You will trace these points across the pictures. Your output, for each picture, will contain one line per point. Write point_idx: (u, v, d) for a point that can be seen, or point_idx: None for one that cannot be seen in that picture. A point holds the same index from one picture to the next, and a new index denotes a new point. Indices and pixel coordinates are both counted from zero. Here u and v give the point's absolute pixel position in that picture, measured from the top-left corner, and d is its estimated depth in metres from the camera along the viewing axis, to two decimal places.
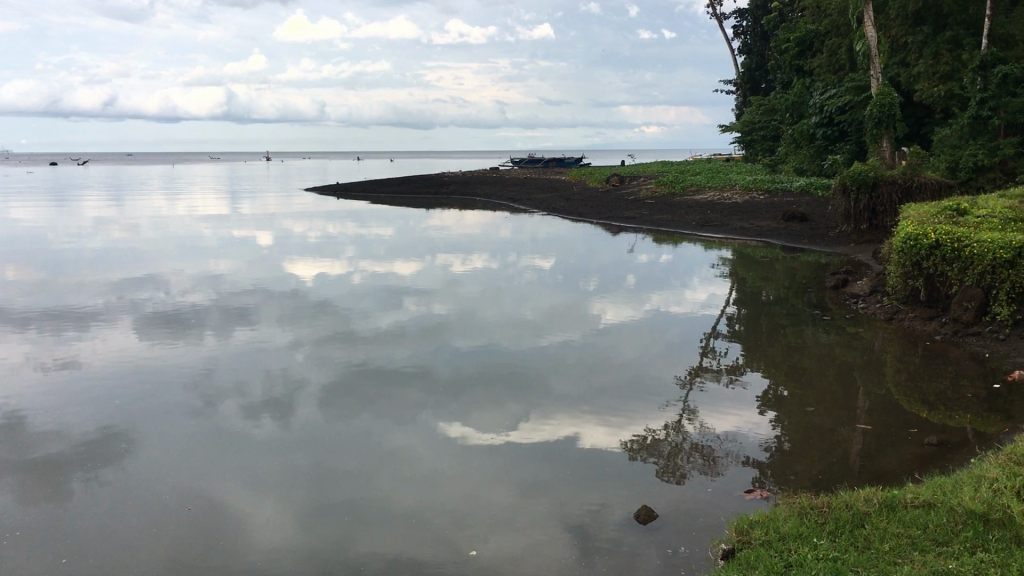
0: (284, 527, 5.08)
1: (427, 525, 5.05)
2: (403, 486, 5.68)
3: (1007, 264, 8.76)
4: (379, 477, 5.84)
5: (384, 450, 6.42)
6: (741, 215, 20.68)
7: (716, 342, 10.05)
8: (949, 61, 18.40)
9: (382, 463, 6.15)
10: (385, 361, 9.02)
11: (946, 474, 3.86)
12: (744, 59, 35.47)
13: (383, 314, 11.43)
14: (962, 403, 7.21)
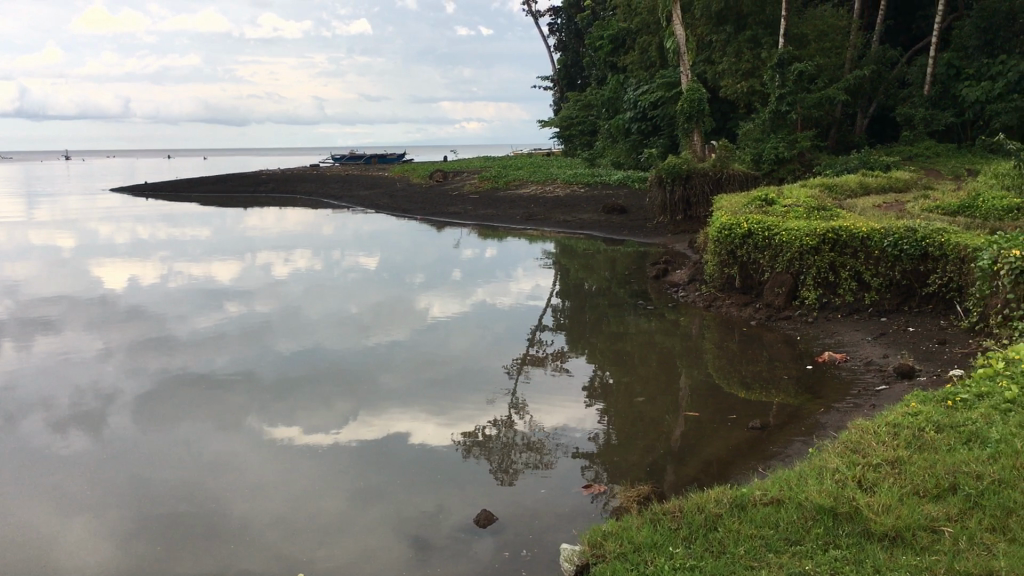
0: (99, 548, 4.67)
1: (256, 537, 4.77)
2: (230, 497, 5.34)
3: (813, 249, 9.37)
4: (203, 489, 5.48)
5: (208, 459, 6.04)
6: (562, 208, 21.07)
7: (543, 333, 10.12)
8: (750, 58, 19.38)
9: (204, 473, 5.77)
10: (203, 366, 8.55)
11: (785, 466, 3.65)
12: (560, 56, 36.22)
13: (200, 317, 10.89)
14: (778, 384, 7.54)
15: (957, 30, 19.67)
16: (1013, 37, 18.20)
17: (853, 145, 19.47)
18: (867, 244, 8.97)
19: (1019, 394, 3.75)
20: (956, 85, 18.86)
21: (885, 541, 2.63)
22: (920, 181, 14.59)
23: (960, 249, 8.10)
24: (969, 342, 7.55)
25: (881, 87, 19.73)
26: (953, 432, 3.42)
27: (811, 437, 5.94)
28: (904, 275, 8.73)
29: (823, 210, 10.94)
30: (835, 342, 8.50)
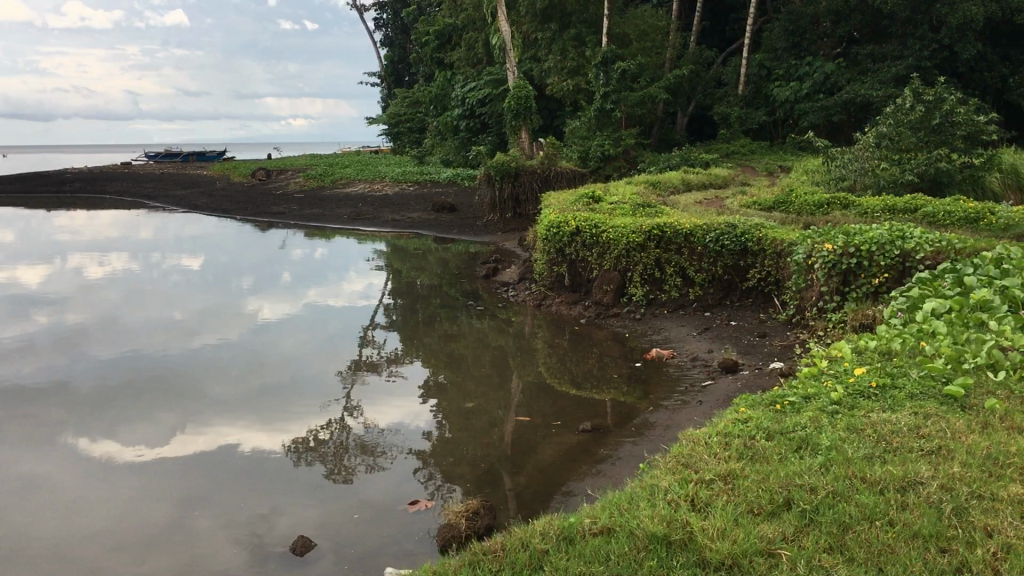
0: None
1: (64, 553, 4.26)
2: (38, 514, 4.73)
3: (639, 246, 9.38)
4: (7, 509, 4.83)
5: (15, 477, 5.34)
6: (392, 207, 20.61)
7: (376, 333, 9.69)
8: (575, 56, 19.55)
9: (8, 492, 5.10)
10: (7, 379, 7.65)
11: (629, 482, 3.42)
12: (387, 52, 35.63)
13: (2, 326, 9.83)
14: (609, 383, 7.41)
15: (766, 34, 20.57)
16: (816, 39, 19.20)
17: (674, 143, 19.96)
18: (690, 240, 9.06)
19: (844, 396, 3.69)
20: (767, 86, 19.68)
21: (721, 571, 2.41)
22: (737, 178, 15.04)
23: (776, 244, 8.32)
24: (789, 335, 7.67)
25: (698, 87, 20.37)
26: (783, 439, 3.29)
27: (642, 439, 5.78)
28: (725, 270, 8.87)
29: (647, 207, 11.02)
30: (662, 338, 8.47)
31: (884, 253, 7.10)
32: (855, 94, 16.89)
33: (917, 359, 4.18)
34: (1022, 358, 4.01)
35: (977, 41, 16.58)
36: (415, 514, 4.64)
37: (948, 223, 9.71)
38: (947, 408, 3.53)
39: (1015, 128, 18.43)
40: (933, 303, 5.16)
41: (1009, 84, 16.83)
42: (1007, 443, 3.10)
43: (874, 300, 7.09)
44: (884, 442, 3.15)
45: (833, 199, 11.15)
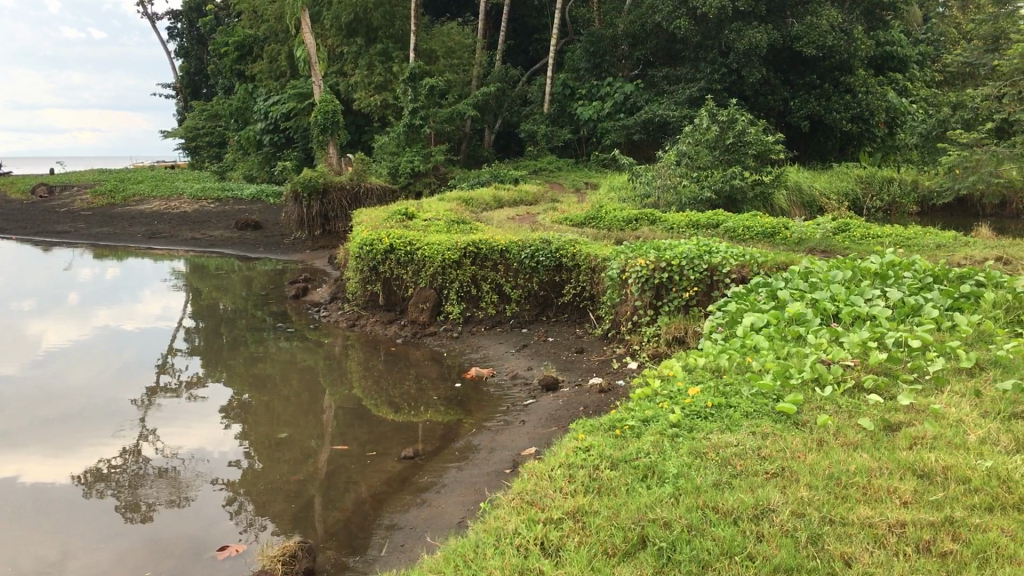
0: None
1: None
2: None
3: (454, 264, 9.15)
4: None
5: None
6: (191, 224, 19.49)
7: (176, 358, 8.99)
8: (383, 71, 19.21)
9: None
10: None
11: (469, 523, 3.18)
12: (182, 63, 33.94)
13: None
14: (429, 406, 7.11)
15: (569, 53, 21.04)
16: (616, 61, 20.04)
17: (483, 159, 19.97)
18: (506, 257, 8.97)
19: (681, 417, 3.60)
20: (571, 104, 20.06)
21: None
22: (546, 195, 15.21)
23: (591, 259, 8.36)
24: (605, 350, 7.64)
25: (505, 104, 20.51)
26: (627, 467, 3.15)
27: (466, 465, 5.49)
28: (541, 286, 8.83)
29: (462, 224, 10.84)
30: (481, 357, 8.27)
31: (693, 266, 7.25)
32: (653, 115, 17.59)
33: (746, 375, 4.17)
34: (843, 370, 4.08)
35: (761, 66, 17.12)
36: (224, 562, 4.19)
37: (749, 237, 10.13)
38: (781, 426, 3.50)
39: (798, 148, 19.70)
40: (751, 317, 5.24)
41: (790, 107, 17.98)
42: (846, 460, 3.08)
43: (686, 314, 7.21)
44: (730, 466, 3.06)
45: (641, 215, 11.39)
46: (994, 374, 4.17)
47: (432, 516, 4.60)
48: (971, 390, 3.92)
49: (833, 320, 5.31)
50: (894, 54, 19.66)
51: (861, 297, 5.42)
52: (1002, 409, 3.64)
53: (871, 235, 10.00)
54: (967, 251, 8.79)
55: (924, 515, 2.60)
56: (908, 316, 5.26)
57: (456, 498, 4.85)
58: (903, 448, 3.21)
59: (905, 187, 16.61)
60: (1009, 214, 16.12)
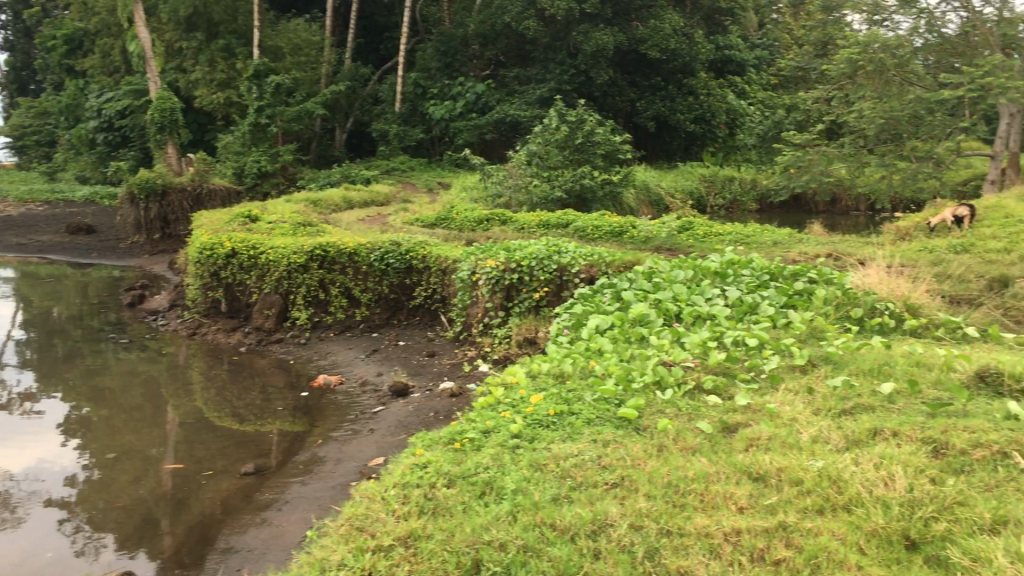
0: None
1: None
2: None
3: (301, 268, 8.71)
4: None
5: None
6: (17, 228, 18.19)
7: (4, 371, 8.33)
8: (225, 68, 18.38)
9: None
10: None
11: (304, 550, 3.00)
12: (7, 57, 31.79)
13: None
14: (274, 416, 6.72)
15: (419, 52, 20.74)
16: (467, 61, 19.83)
17: (333, 159, 19.48)
18: (354, 259, 8.67)
19: (522, 427, 3.50)
20: (422, 104, 19.66)
21: None
22: (398, 196, 14.97)
23: (441, 261, 8.24)
24: (456, 353, 7.45)
25: (355, 102, 20.05)
26: (465, 484, 3.02)
27: (312, 477, 5.14)
28: (391, 289, 8.61)
29: (308, 227, 10.48)
30: (329, 363, 7.90)
31: (543, 267, 7.22)
32: (505, 114, 17.58)
33: (589, 380, 4.11)
34: (683, 372, 4.09)
35: (608, 67, 17.44)
36: None
37: (597, 236, 10.22)
38: (623, 432, 3.45)
39: (645, 148, 20.03)
40: (597, 319, 5.21)
41: (637, 108, 18.36)
42: (684, 466, 3.04)
43: (536, 315, 7.17)
44: (567, 478, 2.98)
45: (492, 216, 11.33)
46: (826, 370, 4.27)
47: (272, 534, 4.24)
48: (804, 387, 4.00)
49: (676, 320, 5.36)
50: (733, 57, 20.44)
51: (702, 296, 5.51)
52: (832, 406, 3.70)
53: (714, 233, 10.28)
54: (803, 247, 9.14)
55: (757, 521, 2.57)
56: (746, 314, 5.36)
57: (299, 514, 4.50)
58: (740, 450, 3.21)
59: (745, 185, 17.23)
60: (839, 210, 17.01)
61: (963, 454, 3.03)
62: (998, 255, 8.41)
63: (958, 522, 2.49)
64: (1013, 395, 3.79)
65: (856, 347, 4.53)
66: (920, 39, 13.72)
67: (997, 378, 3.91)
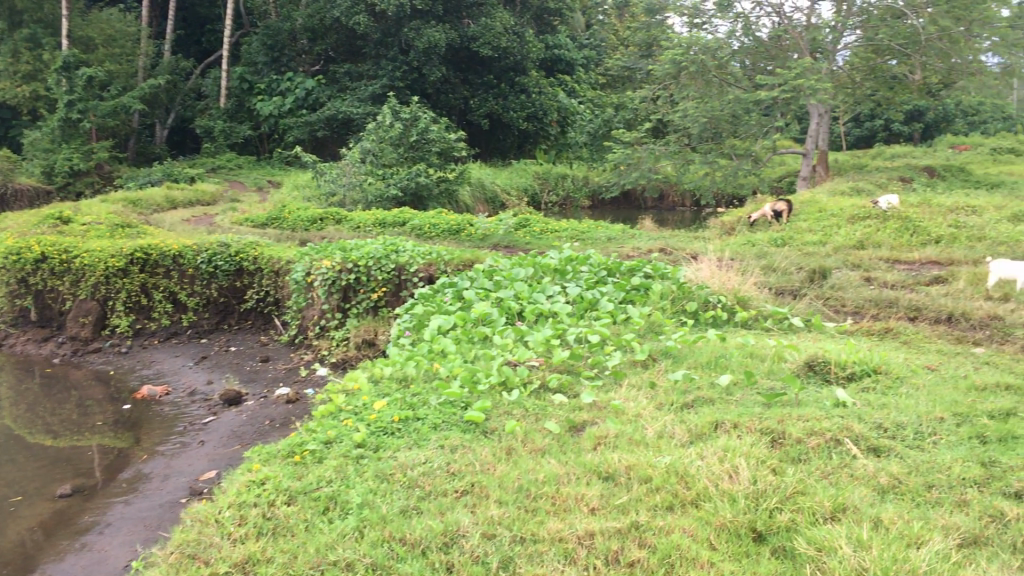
0: None
1: None
2: None
3: (120, 272, 8.01)
4: None
5: None
6: None
7: None
8: (30, 59, 17.03)
9: None
10: None
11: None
12: None
13: None
14: (94, 430, 6.20)
15: (244, 46, 19.94)
16: (295, 56, 19.26)
17: (154, 157, 18.42)
18: (179, 262, 8.16)
19: (366, 436, 3.35)
20: (249, 99, 18.93)
21: None
22: (226, 195, 14.36)
23: (273, 263, 7.92)
24: (292, 357, 7.07)
25: (177, 98, 19.06)
26: (308, 500, 2.86)
27: (137, 496, 4.75)
28: (221, 292, 8.18)
29: (127, 229, 9.84)
30: (154, 373, 7.34)
31: (381, 266, 7.07)
32: (336, 111, 17.17)
33: (433, 383, 4.02)
34: (527, 371, 4.06)
35: (440, 65, 17.41)
36: None
37: (435, 234, 10.13)
38: (471, 436, 3.37)
39: (479, 146, 20.03)
40: (439, 319, 5.10)
41: (470, 105, 18.40)
42: (535, 470, 2.99)
43: (374, 316, 7.01)
44: (416, 488, 2.87)
45: (326, 214, 11.04)
46: (666, 364, 4.34)
47: (93, 562, 3.88)
48: (646, 382, 4.05)
49: (517, 319, 5.35)
50: (562, 56, 20.82)
51: (543, 294, 5.53)
52: (674, 400, 3.76)
53: (549, 230, 10.40)
54: (635, 243, 9.37)
55: (610, 522, 2.55)
56: (587, 311, 5.42)
57: (123, 539, 4.11)
58: (589, 450, 3.19)
59: (577, 182, 17.58)
60: (667, 206, 17.64)
61: (800, 442, 3.12)
62: (814, 248, 8.90)
63: (801, 511, 2.54)
64: (840, 382, 3.97)
65: (693, 339, 4.64)
66: (738, 41, 14.33)
67: (825, 367, 4.09)
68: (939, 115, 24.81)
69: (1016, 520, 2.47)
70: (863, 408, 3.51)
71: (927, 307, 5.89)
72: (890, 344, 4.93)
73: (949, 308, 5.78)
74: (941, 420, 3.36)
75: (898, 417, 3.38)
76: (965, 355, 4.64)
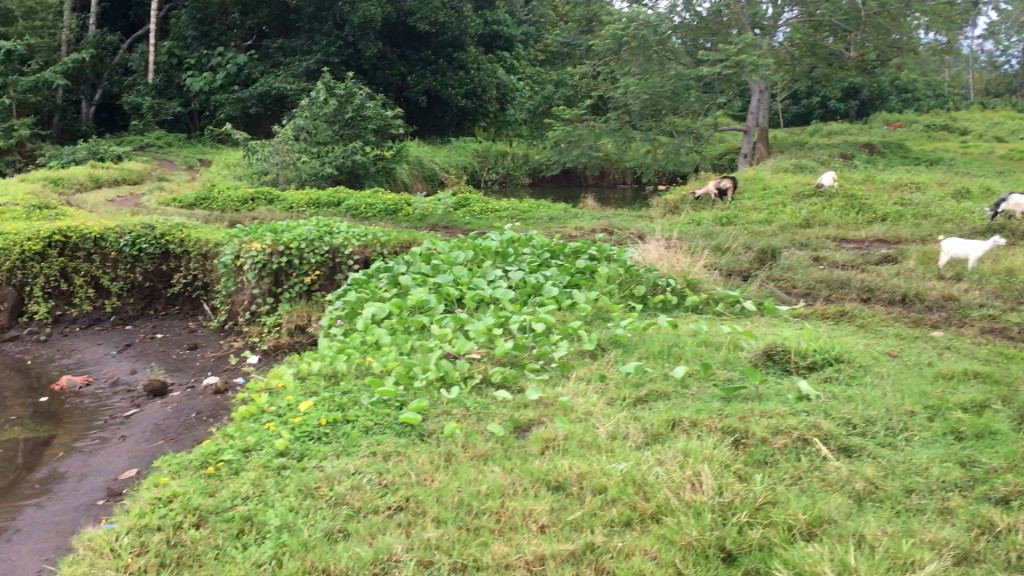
0: None
1: None
2: None
3: (36, 256, 7.23)
4: None
5: None
6: None
7: None
8: None
9: None
10: None
11: None
12: None
13: None
14: (10, 421, 5.42)
15: (172, 19, 18.90)
16: (226, 30, 18.26)
17: (80, 135, 17.27)
18: (101, 246, 7.38)
19: (288, 443, 3.00)
20: (179, 75, 18.16)
21: None
22: (154, 173, 13.78)
23: (200, 245, 7.22)
24: (221, 344, 6.57)
25: (103, 73, 17.87)
26: (221, 521, 2.51)
27: (49, 497, 4.02)
28: (146, 276, 7.44)
29: (47, 210, 9.18)
30: (74, 362, 6.54)
31: (313, 249, 6.66)
32: (269, 87, 16.50)
33: (365, 380, 3.69)
34: (467, 365, 3.76)
35: (376, 40, 16.99)
36: None
37: (371, 215, 9.71)
38: (406, 441, 3.05)
39: (416, 123, 19.53)
40: (373, 307, 4.74)
41: (407, 82, 17.96)
42: (476, 480, 2.68)
43: (308, 300, 6.62)
44: (344, 505, 2.54)
45: (257, 194, 10.57)
46: (616, 354, 4.07)
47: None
48: (596, 374, 3.78)
49: (457, 305, 5.04)
50: (501, 32, 20.34)
51: (485, 279, 5.23)
52: (627, 395, 3.49)
53: (490, 210, 10.10)
54: (578, 223, 9.12)
55: (562, 544, 2.26)
56: (531, 297, 5.14)
57: (31, 546, 3.46)
58: (535, 455, 2.89)
59: (517, 160, 17.26)
60: (608, 183, 17.42)
61: (764, 443, 2.87)
62: (761, 227, 8.72)
63: (774, 526, 2.29)
64: (801, 373, 3.74)
65: (643, 326, 4.37)
66: (679, 16, 14.09)
67: (784, 356, 3.85)
68: (874, 93, 24.98)
69: (1007, 531, 2.25)
70: (828, 402, 3.28)
71: (879, 289, 5.71)
72: (847, 328, 4.73)
73: (902, 289, 5.60)
74: (912, 415, 3.13)
75: (866, 411, 3.15)
76: (925, 339, 4.46)
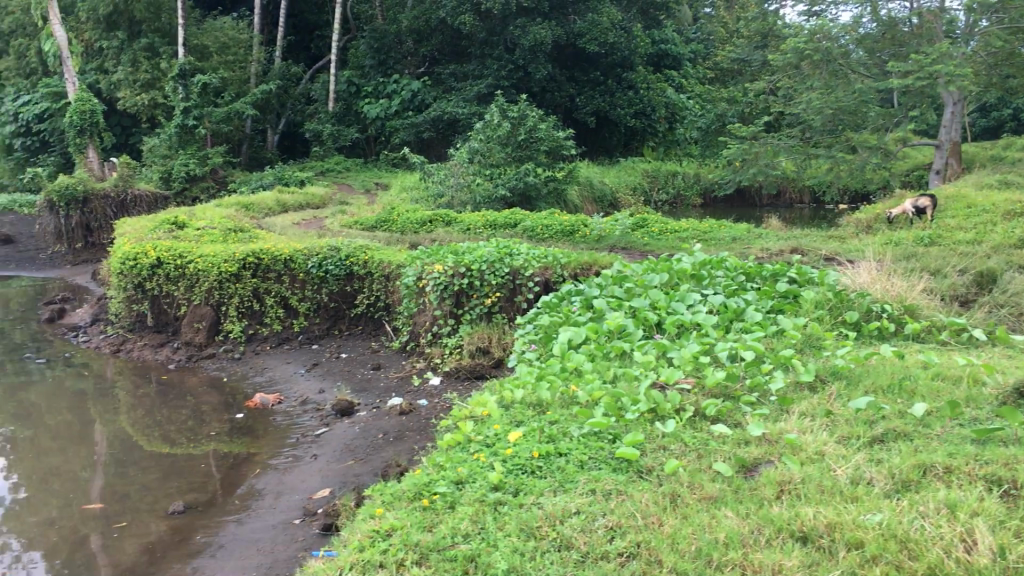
0: None
1: None
2: None
3: (232, 278, 7.54)
4: None
5: None
6: None
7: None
8: (149, 68, 16.26)
9: None
10: None
11: None
12: None
13: None
14: (211, 436, 5.59)
15: (351, 50, 19.66)
16: (401, 58, 18.82)
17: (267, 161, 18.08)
18: (291, 267, 7.59)
19: (502, 476, 2.88)
20: (357, 102, 18.79)
21: None
22: (334, 198, 14.19)
23: (383, 267, 7.28)
24: (404, 365, 6.59)
25: (287, 102, 18.69)
26: (444, 561, 2.41)
27: (248, 514, 4.08)
28: (331, 297, 7.55)
29: (240, 233, 9.61)
30: (266, 380, 6.74)
31: (494, 271, 6.54)
32: (443, 111, 16.85)
33: (572, 410, 3.53)
34: (679, 397, 3.53)
35: (546, 63, 16.98)
36: None
37: (548, 236, 9.65)
38: (625, 478, 2.86)
39: (584, 144, 19.44)
40: (568, 332, 4.60)
41: (576, 103, 17.90)
42: (711, 527, 2.46)
43: (489, 322, 6.49)
44: (571, 550, 2.39)
45: (435, 216, 10.70)
46: (839, 388, 3.74)
47: None
48: (821, 410, 3.46)
49: (655, 330, 4.83)
50: (669, 51, 20.16)
51: (683, 303, 4.99)
52: (860, 433, 3.17)
53: (669, 230, 9.82)
54: (763, 244, 8.69)
55: None
56: (733, 322, 4.85)
57: (237, 564, 3.50)
58: (772, 500, 2.64)
59: (688, 179, 16.87)
60: (784, 203, 16.76)
61: None
62: (968, 248, 8.05)
63: None
64: None
65: (866, 356, 4.02)
66: (863, 27, 13.40)
67: None
68: None
69: None
70: None
71: None
72: None
73: None
74: None
75: None
76: None
